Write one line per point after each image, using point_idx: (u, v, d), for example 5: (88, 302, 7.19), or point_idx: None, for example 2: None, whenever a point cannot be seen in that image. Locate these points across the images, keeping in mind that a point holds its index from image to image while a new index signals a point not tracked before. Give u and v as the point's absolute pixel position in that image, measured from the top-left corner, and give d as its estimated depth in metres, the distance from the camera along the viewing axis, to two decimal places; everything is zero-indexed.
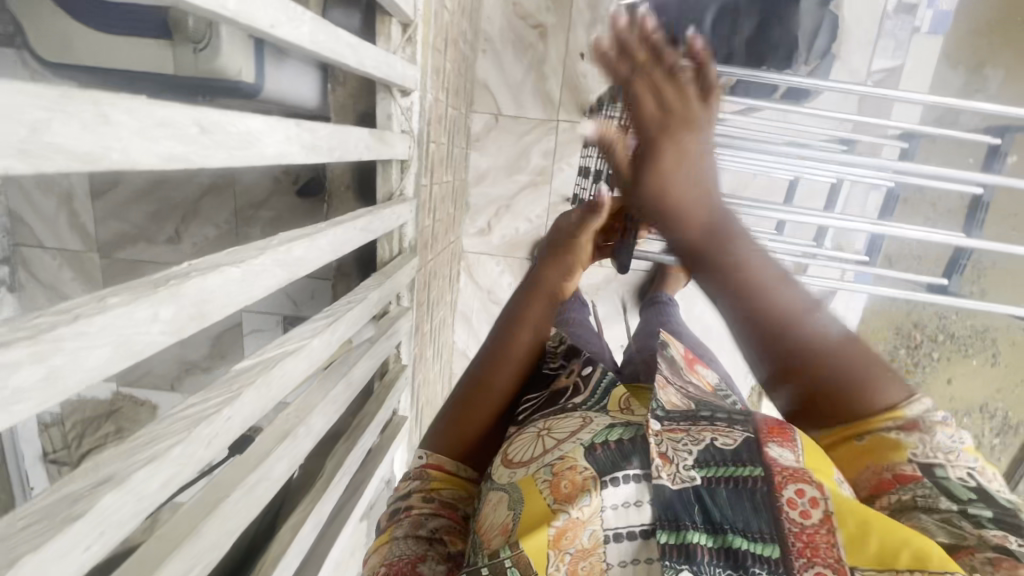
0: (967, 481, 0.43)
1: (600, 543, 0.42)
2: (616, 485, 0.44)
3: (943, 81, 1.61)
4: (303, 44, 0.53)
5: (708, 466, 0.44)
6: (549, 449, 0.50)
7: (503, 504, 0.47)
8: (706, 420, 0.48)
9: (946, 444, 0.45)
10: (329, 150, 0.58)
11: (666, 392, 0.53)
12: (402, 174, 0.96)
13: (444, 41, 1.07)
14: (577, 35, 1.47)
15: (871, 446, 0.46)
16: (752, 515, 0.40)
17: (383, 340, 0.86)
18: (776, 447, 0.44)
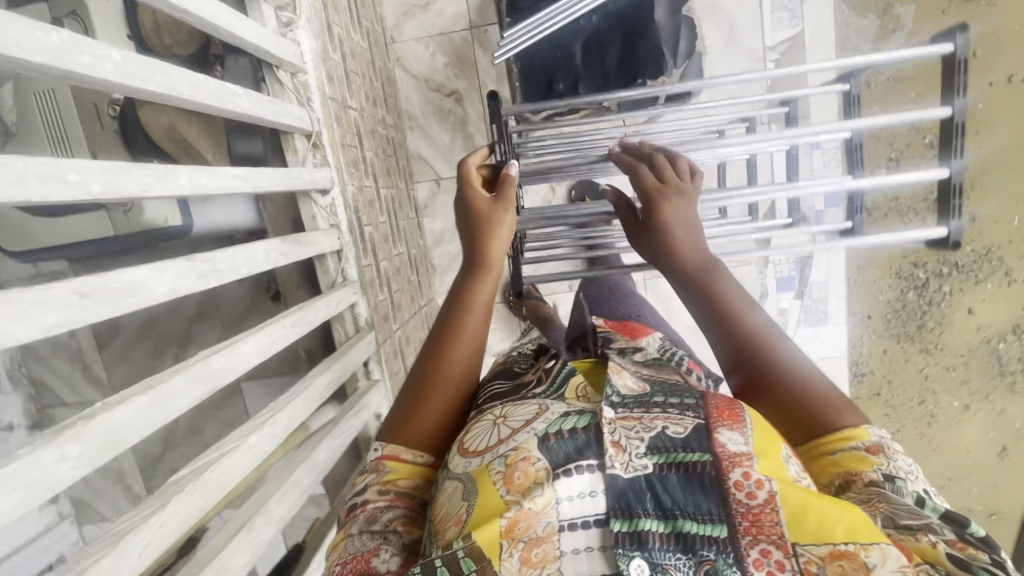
0: (919, 493, 0.51)
1: (554, 531, 0.48)
2: (569, 476, 0.50)
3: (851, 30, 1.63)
4: (185, 192, 0.62)
5: (661, 453, 0.52)
6: (504, 438, 0.55)
7: (456, 493, 0.53)
8: (660, 409, 0.57)
9: (899, 460, 0.53)
10: (233, 269, 0.67)
11: (622, 377, 0.62)
12: (340, 262, 1.06)
13: (356, 134, 1.19)
14: (489, 92, 1.59)
15: (848, 461, 0.54)
16: (698, 500, 0.49)
17: (349, 418, 0.93)
18: (726, 432, 0.53)
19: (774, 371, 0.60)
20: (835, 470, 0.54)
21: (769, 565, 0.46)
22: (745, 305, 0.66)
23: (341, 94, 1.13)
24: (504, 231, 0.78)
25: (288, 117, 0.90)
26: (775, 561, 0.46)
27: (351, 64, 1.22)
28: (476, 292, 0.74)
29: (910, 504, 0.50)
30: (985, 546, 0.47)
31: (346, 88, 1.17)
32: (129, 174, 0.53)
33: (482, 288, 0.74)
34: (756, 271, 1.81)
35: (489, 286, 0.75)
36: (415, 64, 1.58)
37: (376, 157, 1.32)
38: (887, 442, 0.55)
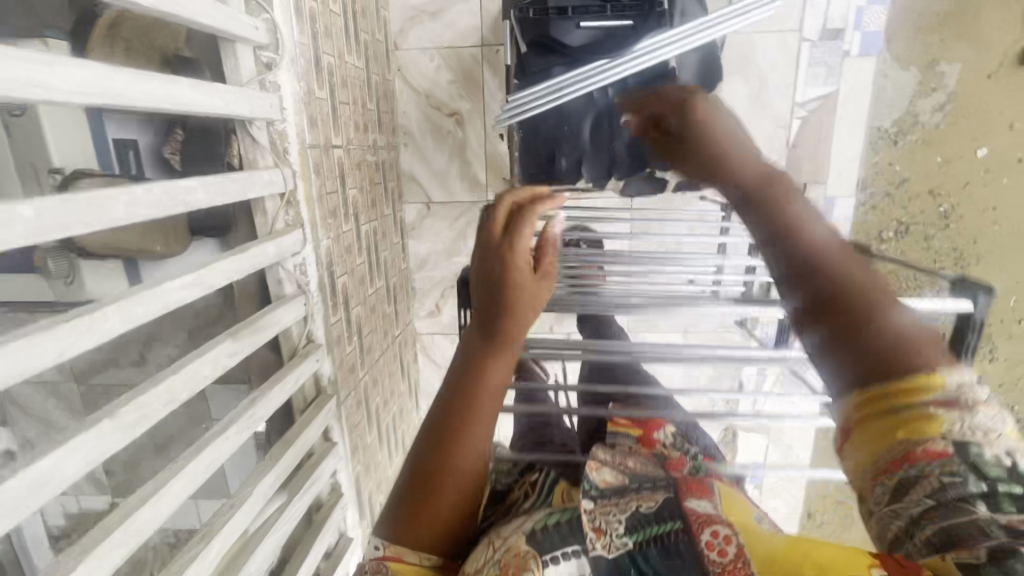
0: (1004, 460, 0.33)
1: (537, 564, 0.47)
2: (555, 563, 0.47)
3: (893, 82, 1.57)
4: (116, 333, 0.56)
5: (638, 529, 0.48)
6: (495, 546, 0.51)
7: None
8: (633, 490, 0.53)
9: (982, 429, 0.33)
10: (169, 402, 0.63)
11: (599, 470, 0.56)
12: (306, 325, 1.01)
13: (339, 175, 1.10)
14: (493, 118, 1.47)
15: (914, 419, 0.33)
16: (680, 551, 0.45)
17: (295, 502, 0.92)
18: (695, 502, 0.50)
19: (825, 275, 0.39)
20: (881, 444, 0.34)
21: None
22: (789, 195, 0.44)
23: (325, 136, 1.04)
24: (538, 297, 0.58)
25: (257, 189, 0.82)
26: None
27: (341, 95, 1.11)
28: (487, 377, 0.56)
29: (960, 492, 0.32)
30: None
31: (332, 126, 1.07)
32: (43, 346, 0.48)
33: (500, 374, 0.56)
34: None
35: (506, 369, 0.57)
36: (418, 75, 1.46)
37: (360, 191, 1.23)
38: (961, 369, 0.34)
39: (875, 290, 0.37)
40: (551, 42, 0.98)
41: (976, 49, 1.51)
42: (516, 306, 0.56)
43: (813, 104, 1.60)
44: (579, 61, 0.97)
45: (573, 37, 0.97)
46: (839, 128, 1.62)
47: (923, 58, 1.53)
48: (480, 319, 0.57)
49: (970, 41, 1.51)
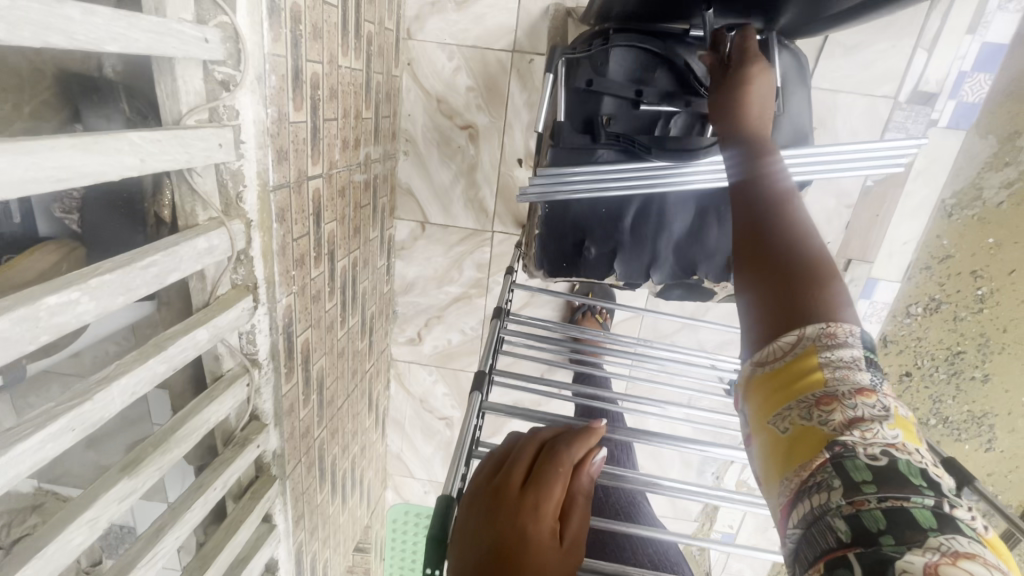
0: (876, 458, 0.37)
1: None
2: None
3: (968, 159, 1.37)
4: None
5: None
6: None
7: None
8: None
9: (874, 409, 0.40)
10: None
11: None
12: (249, 404, 0.82)
13: (313, 212, 0.89)
14: (513, 139, 1.24)
15: (794, 440, 0.41)
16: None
17: None
18: None
19: (772, 222, 0.52)
20: (782, 400, 0.43)
21: None
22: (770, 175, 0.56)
23: (298, 167, 0.82)
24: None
25: (189, 266, 0.62)
26: None
27: (326, 110, 0.88)
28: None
29: (845, 426, 0.39)
30: (938, 503, 0.35)
31: (309, 152, 0.84)
32: None
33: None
34: None
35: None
36: (429, 74, 1.21)
37: (340, 221, 1.02)
38: (857, 340, 0.42)
39: (809, 270, 0.47)
40: (596, 117, 0.75)
41: None
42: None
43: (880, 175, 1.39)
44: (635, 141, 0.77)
45: (623, 121, 0.76)
46: (903, 206, 1.43)
47: (1005, 129, 1.32)
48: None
49: None
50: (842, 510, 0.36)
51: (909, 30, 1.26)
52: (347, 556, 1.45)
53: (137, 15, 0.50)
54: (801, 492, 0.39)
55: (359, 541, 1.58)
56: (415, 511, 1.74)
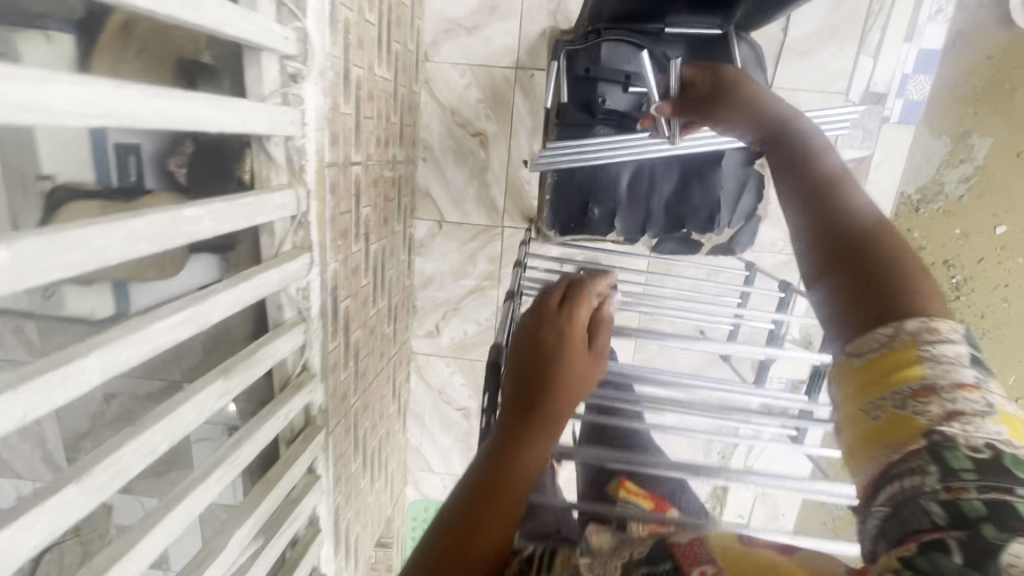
0: (979, 451, 0.36)
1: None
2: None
3: (921, 150, 1.55)
4: (95, 384, 0.50)
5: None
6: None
7: None
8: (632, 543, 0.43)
9: (976, 405, 0.40)
10: (149, 455, 0.56)
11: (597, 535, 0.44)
12: (302, 353, 0.94)
13: (354, 193, 1.04)
14: (519, 143, 1.42)
15: (892, 430, 0.41)
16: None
17: (271, 548, 0.85)
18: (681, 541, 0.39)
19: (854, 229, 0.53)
20: (879, 389, 0.44)
21: None
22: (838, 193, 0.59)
23: (344, 152, 0.97)
24: (584, 382, 0.52)
25: (269, 212, 0.76)
26: None
27: (366, 109, 1.04)
28: (535, 439, 0.48)
29: (946, 418, 0.39)
30: None
31: (354, 140, 1.00)
32: (6, 406, 0.41)
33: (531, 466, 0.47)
34: None
35: (546, 443, 0.48)
36: (445, 89, 1.39)
37: (374, 208, 1.17)
38: (959, 337, 0.44)
39: (888, 271, 0.49)
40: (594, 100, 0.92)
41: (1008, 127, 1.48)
42: (561, 380, 0.50)
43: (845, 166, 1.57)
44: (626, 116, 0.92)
45: (618, 101, 0.92)
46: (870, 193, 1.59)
47: (955, 129, 1.51)
48: (520, 385, 0.51)
49: (1006, 118, 1.48)
50: (944, 487, 0.35)
51: (854, 41, 1.47)
52: (372, 543, 1.50)
53: (246, 9, 0.66)
54: (891, 473, 0.39)
55: (382, 534, 1.64)
56: (435, 507, 1.80)
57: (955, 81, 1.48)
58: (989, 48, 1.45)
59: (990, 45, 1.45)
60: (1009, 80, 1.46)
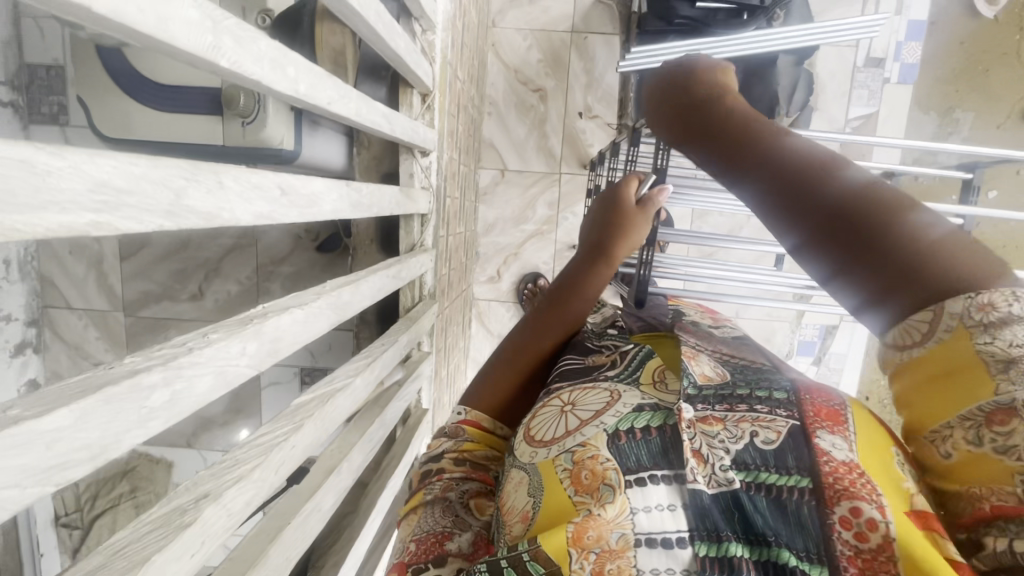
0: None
1: (630, 547, 0.35)
2: (644, 485, 0.38)
3: (917, 125, 1.73)
4: (349, 117, 0.60)
5: (751, 468, 0.37)
6: (573, 430, 0.44)
7: (522, 485, 0.43)
8: (744, 403, 0.41)
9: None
10: (369, 205, 0.65)
11: (698, 361, 0.46)
12: (422, 226, 1.03)
13: (456, 107, 1.19)
14: (576, 96, 1.59)
15: (922, 399, 0.33)
16: (792, 451, 0.37)
17: (411, 382, 0.90)
18: (828, 435, 0.37)
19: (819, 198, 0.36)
20: (920, 391, 0.33)
21: (861, 526, 0.32)
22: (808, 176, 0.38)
23: (454, 64, 1.13)
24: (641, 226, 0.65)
25: (418, 69, 0.89)
26: (869, 521, 0.32)
27: (464, 37, 1.21)
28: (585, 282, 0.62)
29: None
30: None
31: (458, 58, 1.16)
32: (324, 82, 0.51)
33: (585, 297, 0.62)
34: (787, 329, 1.72)
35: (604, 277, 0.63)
36: (509, 51, 1.59)
37: (463, 132, 1.31)
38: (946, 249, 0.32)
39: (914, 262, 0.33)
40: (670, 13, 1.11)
41: (990, 103, 1.67)
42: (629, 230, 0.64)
43: (857, 123, 1.74)
44: (696, 24, 1.10)
45: (688, 12, 1.08)
46: None
47: (943, 105, 1.70)
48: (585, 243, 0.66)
49: (989, 96, 1.67)
50: (1005, 535, 0.29)
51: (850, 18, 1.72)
52: None
53: None
54: (973, 529, 0.31)
55: None
56: None
57: (940, 60, 1.68)
58: (964, 33, 1.65)
59: (962, 33, 1.66)
60: (992, 57, 1.65)
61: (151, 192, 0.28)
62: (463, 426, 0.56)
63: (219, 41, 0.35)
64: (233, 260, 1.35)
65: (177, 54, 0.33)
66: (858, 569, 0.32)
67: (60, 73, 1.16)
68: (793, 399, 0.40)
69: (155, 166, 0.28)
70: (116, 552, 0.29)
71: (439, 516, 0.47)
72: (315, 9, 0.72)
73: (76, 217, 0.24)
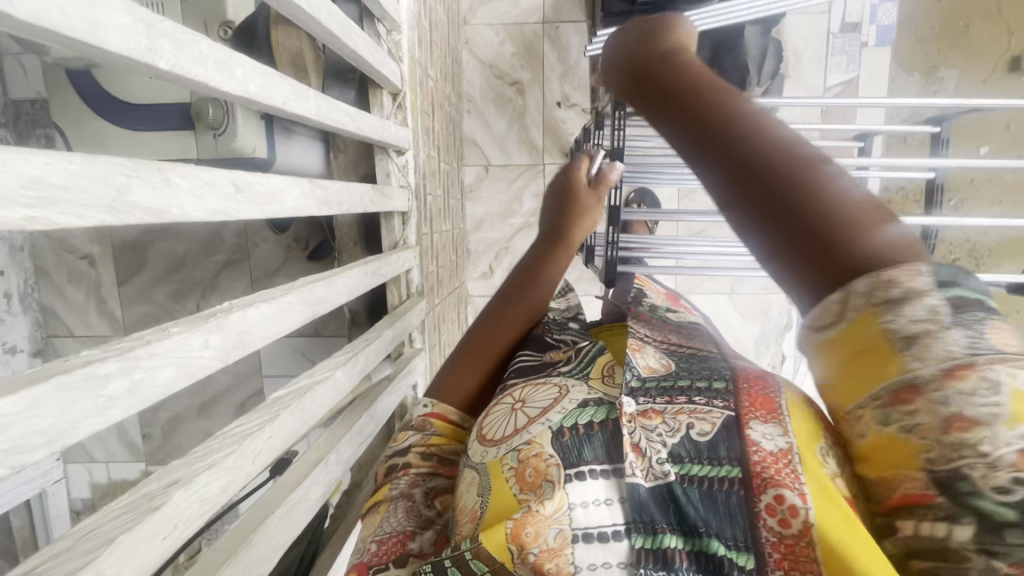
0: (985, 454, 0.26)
1: (568, 543, 0.36)
2: (583, 480, 0.39)
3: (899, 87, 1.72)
4: (310, 116, 0.61)
5: (685, 461, 0.39)
6: (521, 428, 0.45)
7: (473, 484, 0.44)
8: (684, 396, 0.43)
9: (953, 366, 0.27)
10: (338, 203, 0.66)
11: (643, 354, 0.48)
12: (403, 225, 1.04)
13: (430, 105, 1.20)
14: (553, 87, 1.60)
15: (851, 384, 0.31)
16: (723, 442, 0.38)
17: (401, 377, 0.91)
18: (758, 427, 0.39)
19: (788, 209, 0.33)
20: (848, 376, 0.32)
21: (784, 513, 0.34)
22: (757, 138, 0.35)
23: (424, 63, 1.15)
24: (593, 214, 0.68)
25: (385, 68, 0.90)
26: (790, 508, 0.34)
27: (434, 35, 1.22)
28: (540, 270, 0.64)
29: (943, 427, 0.27)
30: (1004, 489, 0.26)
31: (428, 57, 1.18)
32: (276, 82, 0.53)
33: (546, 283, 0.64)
34: (784, 301, 1.71)
35: (561, 265, 0.65)
36: (483, 48, 1.60)
37: (441, 130, 1.32)
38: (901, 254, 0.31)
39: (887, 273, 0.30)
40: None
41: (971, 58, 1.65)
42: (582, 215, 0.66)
43: (837, 89, 1.74)
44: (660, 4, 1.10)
45: None
46: None
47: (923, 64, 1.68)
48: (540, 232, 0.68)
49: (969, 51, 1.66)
50: (914, 518, 0.30)
51: None
52: None
53: None
54: (891, 513, 0.31)
55: None
56: None
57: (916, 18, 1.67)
58: None
59: None
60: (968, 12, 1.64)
61: (90, 188, 0.29)
62: (430, 419, 0.57)
63: (156, 45, 0.36)
64: (226, 275, 1.37)
65: (116, 59, 0.35)
66: (780, 554, 0.34)
67: (44, 104, 1.19)
68: (729, 389, 0.42)
69: (93, 164, 0.30)
70: (84, 536, 0.30)
71: (403, 517, 0.48)
72: (271, 15, 0.73)
73: (11, 213, 0.25)
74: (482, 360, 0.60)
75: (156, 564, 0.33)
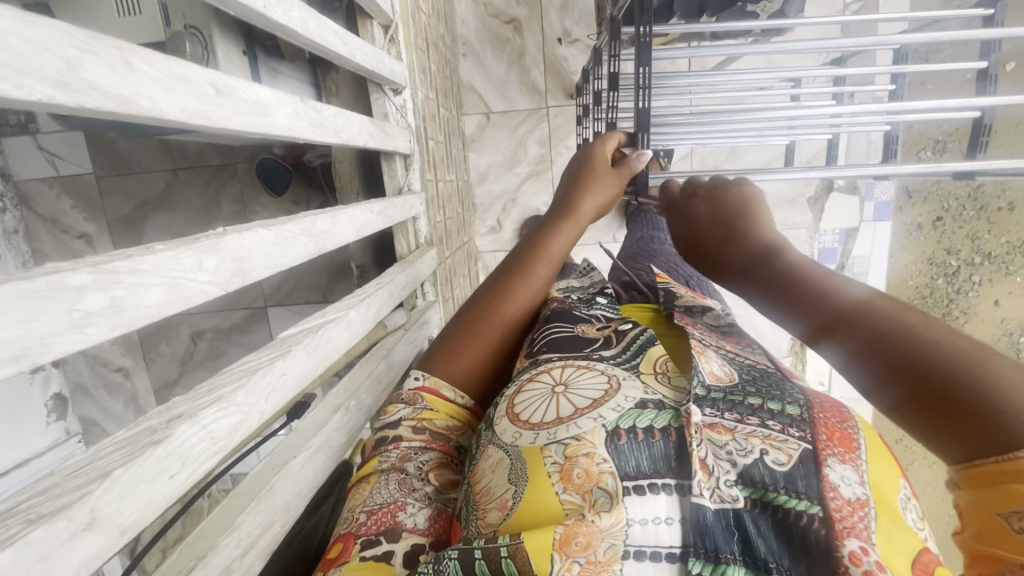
0: None
1: (617, 559, 0.32)
2: (643, 494, 0.34)
3: None
4: (295, 30, 0.55)
5: (757, 487, 0.33)
6: (565, 418, 0.39)
7: (501, 469, 0.38)
8: (756, 416, 0.37)
9: None
10: (334, 131, 0.60)
11: (707, 359, 0.43)
12: (406, 169, 0.98)
13: (424, 42, 1.12)
14: (552, 21, 1.50)
15: (995, 490, 0.29)
16: (802, 477, 0.33)
17: (416, 327, 0.87)
18: (836, 464, 0.34)
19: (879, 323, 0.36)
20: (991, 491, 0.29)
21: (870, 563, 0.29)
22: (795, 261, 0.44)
23: None
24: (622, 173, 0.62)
25: None
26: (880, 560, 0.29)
27: None
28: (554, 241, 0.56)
29: None
30: None
31: None
32: None
33: (561, 239, 0.57)
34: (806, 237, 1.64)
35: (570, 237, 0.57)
36: None
37: (437, 72, 1.24)
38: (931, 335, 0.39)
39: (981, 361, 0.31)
40: None
41: None
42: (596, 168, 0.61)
43: None
44: None
45: None
46: None
47: None
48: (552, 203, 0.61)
49: None
50: None
51: None
52: None
53: None
54: None
55: None
56: None
57: None
58: None
59: None
60: None
61: (28, 53, 0.24)
62: (422, 392, 0.48)
63: None
64: None
65: None
66: None
67: None
68: (805, 416, 0.37)
69: (29, 23, 0.24)
70: (74, 473, 0.26)
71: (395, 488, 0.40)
72: None
73: None
74: (484, 329, 0.51)
75: (164, 504, 0.29)
